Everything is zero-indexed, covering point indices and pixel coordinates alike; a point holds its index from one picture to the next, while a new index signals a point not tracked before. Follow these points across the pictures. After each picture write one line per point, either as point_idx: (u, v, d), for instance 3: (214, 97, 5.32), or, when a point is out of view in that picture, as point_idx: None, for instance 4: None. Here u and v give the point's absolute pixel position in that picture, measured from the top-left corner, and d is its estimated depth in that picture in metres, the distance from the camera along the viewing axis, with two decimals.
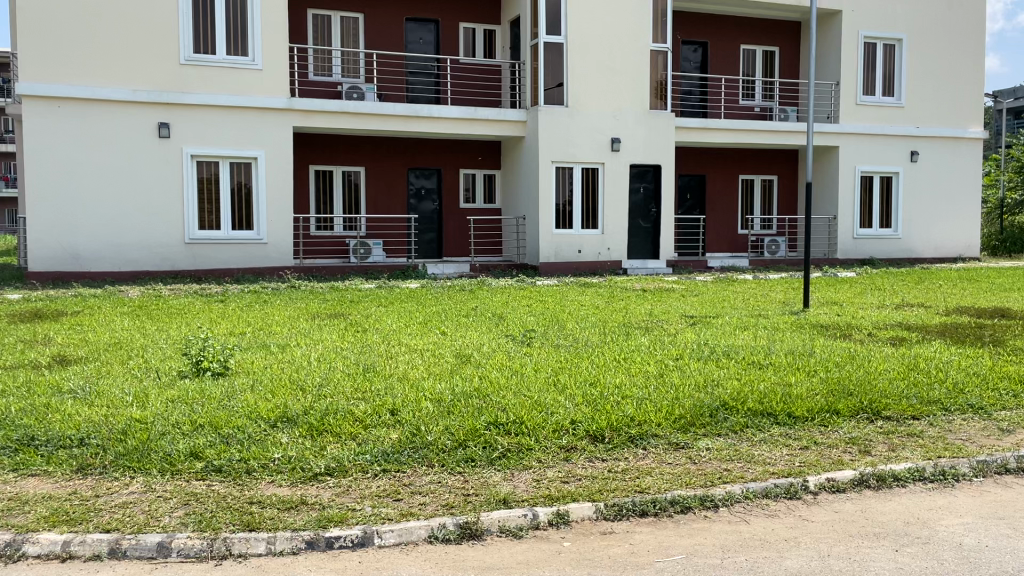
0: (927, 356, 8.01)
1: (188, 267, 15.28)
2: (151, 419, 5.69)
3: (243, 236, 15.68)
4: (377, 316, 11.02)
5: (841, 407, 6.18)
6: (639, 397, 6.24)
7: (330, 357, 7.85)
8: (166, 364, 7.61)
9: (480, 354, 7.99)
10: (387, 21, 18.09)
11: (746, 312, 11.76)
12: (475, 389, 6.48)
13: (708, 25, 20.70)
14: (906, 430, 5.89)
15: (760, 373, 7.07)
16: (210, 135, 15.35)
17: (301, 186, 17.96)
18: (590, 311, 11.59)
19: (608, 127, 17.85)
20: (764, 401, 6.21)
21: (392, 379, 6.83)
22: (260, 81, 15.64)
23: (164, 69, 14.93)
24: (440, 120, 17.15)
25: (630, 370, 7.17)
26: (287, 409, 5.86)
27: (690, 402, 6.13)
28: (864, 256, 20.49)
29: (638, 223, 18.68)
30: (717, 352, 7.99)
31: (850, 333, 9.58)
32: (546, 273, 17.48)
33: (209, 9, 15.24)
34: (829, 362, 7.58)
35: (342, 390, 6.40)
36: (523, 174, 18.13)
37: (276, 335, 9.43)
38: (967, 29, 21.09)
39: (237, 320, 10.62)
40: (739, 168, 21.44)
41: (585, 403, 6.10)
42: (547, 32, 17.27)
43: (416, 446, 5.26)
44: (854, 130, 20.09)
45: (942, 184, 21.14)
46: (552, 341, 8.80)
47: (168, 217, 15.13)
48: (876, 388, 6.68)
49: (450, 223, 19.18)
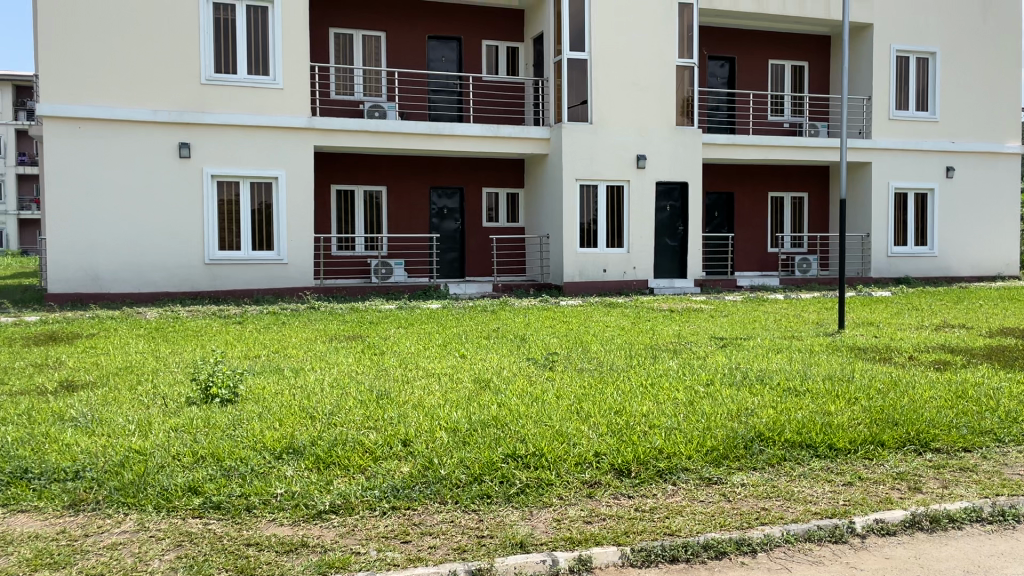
0: (976, 381, 7.55)
1: (207, 288, 15.11)
2: (151, 450, 5.40)
3: (263, 257, 15.50)
4: (396, 338, 10.73)
5: (887, 438, 5.75)
6: (669, 427, 5.86)
7: (345, 382, 7.53)
8: (175, 389, 7.35)
9: (500, 379, 7.63)
10: (409, 40, 17.94)
11: (778, 334, 11.32)
12: (492, 417, 6.12)
13: (735, 40, 20.35)
14: (959, 465, 5.44)
15: (796, 400, 6.66)
16: (231, 155, 15.23)
17: (322, 206, 17.80)
18: (616, 333, 11.22)
19: (633, 145, 17.53)
20: (802, 431, 5.79)
21: (406, 406, 6.49)
22: (281, 100, 15.51)
23: (185, 89, 14.86)
24: (462, 139, 16.91)
25: (658, 396, 6.77)
26: (294, 440, 5.55)
27: (723, 433, 5.73)
28: (900, 275, 19.90)
29: (665, 241, 18.25)
30: (750, 376, 7.59)
31: (890, 356, 9.12)
32: (570, 293, 17.11)
33: (230, 29, 15.19)
34: (870, 389, 7.14)
35: (354, 418, 6.07)
36: (547, 192, 17.83)
37: (291, 358, 9.16)
38: (1002, 42, 20.52)
39: (252, 343, 10.38)
40: (769, 185, 21.00)
41: (610, 433, 5.73)
42: (570, 48, 17.01)
43: (428, 481, 4.91)
44: (887, 146, 19.57)
45: (979, 200, 20.53)
46: (575, 365, 8.43)
47: (188, 238, 14.99)
48: (924, 417, 6.23)
49: (473, 243, 18.91)
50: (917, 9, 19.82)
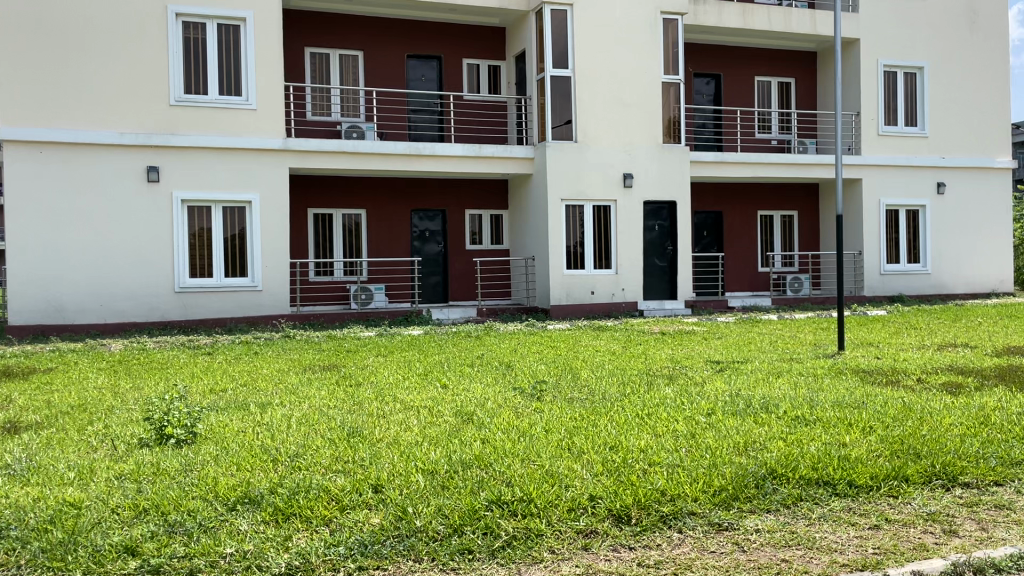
0: (995, 405, 6.99)
1: (178, 317, 14.46)
2: (87, 503, 4.78)
3: (237, 284, 14.86)
4: (374, 367, 10.10)
5: (911, 472, 5.19)
6: (672, 465, 5.29)
7: (315, 419, 6.90)
8: (127, 430, 6.71)
9: (483, 412, 7.02)
10: (387, 59, 17.46)
11: (776, 356, 10.79)
12: (475, 456, 5.51)
13: (721, 57, 20.03)
14: (993, 501, 4.89)
15: (807, 430, 6.09)
16: (202, 179, 14.64)
17: (299, 231, 17.20)
18: (606, 358, 10.66)
19: (620, 163, 17.09)
20: (818, 466, 5.23)
21: (380, 444, 5.88)
22: (254, 122, 14.96)
23: (153, 110, 14.30)
24: (443, 159, 16.40)
25: (656, 429, 6.19)
26: (250, 487, 4.93)
27: (730, 470, 5.16)
28: (893, 293, 19.47)
29: (654, 261, 17.75)
30: (754, 405, 7.01)
31: (898, 379, 8.59)
32: (557, 316, 16.55)
33: (199, 48, 14.66)
34: (883, 417, 6.57)
35: (320, 460, 5.46)
36: (531, 214, 17.33)
37: (259, 392, 8.53)
38: (989, 57, 20.32)
39: (220, 376, 9.76)
40: (757, 204, 20.62)
41: (607, 472, 5.15)
42: (553, 66, 16.60)
43: (401, 535, 4.30)
44: (876, 162, 19.24)
45: (970, 217, 20.19)
46: (564, 395, 7.83)
47: (157, 265, 14.35)
48: (948, 447, 5.67)
49: (456, 267, 18.35)
50: (903, 24, 19.61)
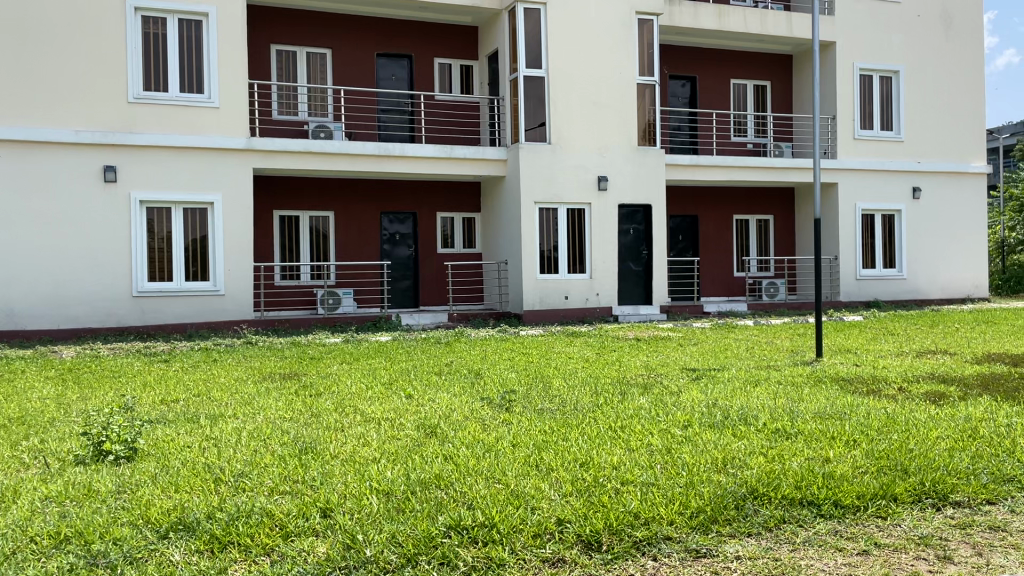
0: (982, 416, 6.71)
1: (136, 323, 13.92)
2: (3, 531, 4.32)
3: (198, 288, 14.35)
4: (337, 376, 9.66)
5: (899, 491, 4.87)
6: (646, 484, 4.93)
7: (267, 432, 6.47)
8: (63, 446, 6.23)
9: (448, 425, 6.63)
10: (356, 57, 17.04)
11: (753, 364, 10.50)
12: (436, 475, 5.11)
13: (696, 59, 19.82)
14: (987, 522, 4.58)
15: (789, 444, 5.77)
16: (162, 179, 14.11)
17: (265, 233, 16.70)
18: (579, 365, 10.31)
19: (594, 166, 16.79)
20: (801, 485, 4.89)
21: (334, 462, 5.47)
22: (217, 120, 14.47)
23: (111, 107, 13.77)
24: (414, 160, 16.00)
25: (630, 443, 5.83)
26: (186, 512, 4.50)
27: (708, 489, 4.80)
28: (869, 298, 19.32)
29: (628, 265, 17.45)
30: (732, 416, 6.68)
31: (880, 388, 8.31)
32: (529, 322, 16.19)
33: (160, 44, 14.16)
34: (867, 429, 6.26)
35: (266, 480, 5.05)
36: (504, 217, 16.96)
37: (212, 403, 8.08)
38: (964, 62, 20.29)
39: (174, 385, 9.26)
40: (733, 208, 20.41)
41: (576, 493, 4.78)
42: (527, 66, 16.27)
43: (349, 567, 3.90)
44: (852, 166, 19.10)
45: (945, 221, 20.12)
46: (535, 405, 7.45)
47: (114, 269, 13.80)
48: (936, 462, 5.36)
49: (427, 270, 17.94)
50: (878, 27, 19.51)
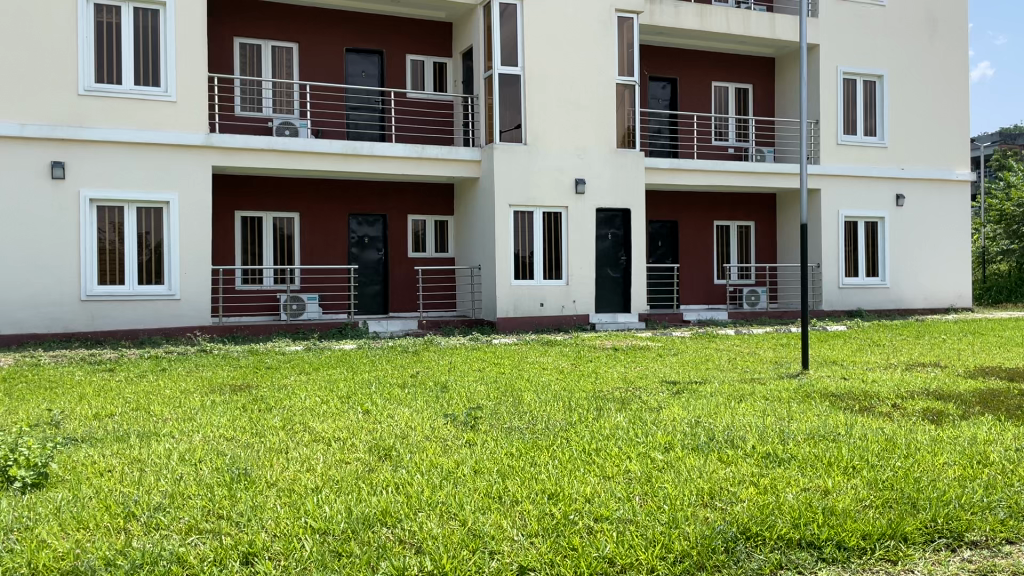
0: (988, 439, 6.16)
1: (84, 328, 13.12)
2: None
3: (151, 292, 13.59)
4: (292, 388, 8.95)
5: (910, 530, 4.28)
6: (624, 521, 4.31)
7: (199, 456, 5.78)
8: None
9: (404, 446, 5.98)
10: (324, 53, 16.37)
11: (736, 376, 9.94)
12: (384, 508, 4.45)
13: (677, 60, 19.33)
14: (1010, 567, 3.99)
15: (782, 471, 5.17)
16: (114, 177, 13.35)
17: (226, 234, 15.94)
18: (553, 378, 9.67)
19: (572, 168, 16.21)
20: (799, 523, 4.29)
21: (270, 492, 4.80)
22: (173, 115, 13.72)
23: (59, 100, 13.00)
24: (383, 160, 15.34)
25: (606, 470, 5.20)
26: (81, 559, 3.82)
27: (695, 529, 4.18)
28: (851, 307, 18.90)
29: (607, 272, 16.91)
30: (719, 438, 6.09)
31: (873, 405, 7.77)
32: (503, 329, 15.57)
33: (113, 33, 13.41)
34: (867, 453, 5.67)
35: (187, 516, 4.37)
36: (478, 220, 16.33)
37: (149, 419, 7.36)
38: (948, 67, 19.98)
39: (113, 397, 8.53)
40: (713, 213, 19.93)
41: (543, 534, 4.14)
42: (502, 63, 15.66)
43: None
44: (835, 172, 18.67)
45: (928, 229, 19.75)
46: (502, 424, 6.79)
47: (62, 270, 13.02)
48: (946, 495, 4.78)
49: (397, 276, 17.26)
50: (863, 30, 19.12)
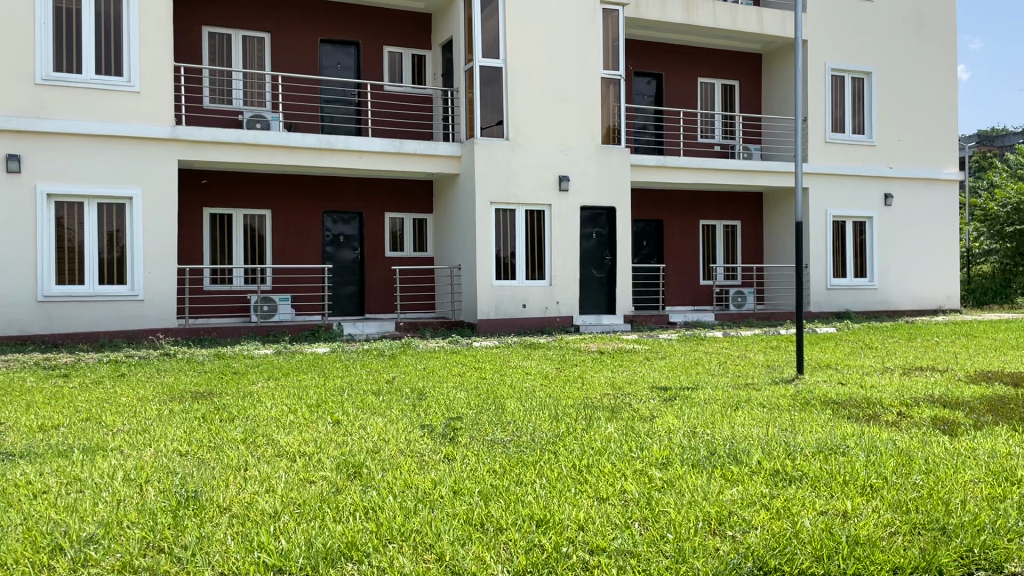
0: (1008, 451, 5.71)
1: (41, 331, 12.44)
2: None
3: (113, 292, 12.93)
4: (258, 395, 8.34)
5: (946, 561, 3.77)
6: (623, 554, 3.78)
7: (147, 475, 5.18)
8: None
9: (377, 463, 5.43)
10: (298, 44, 15.77)
11: (729, 382, 9.46)
12: (351, 539, 3.89)
13: (662, 56, 18.90)
14: None
15: (795, 492, 4.66)
16: (74, 170, 12.67)
17: (194, 232, 15.27)
18: (537, 384, 9.13)
19: (556, 164, 15.71)
20: (820, 555, 3.78)
21: (226, 519, 4.24)
22: (137, 106, 13.07)
23: (15, 89, 12.30)
24: (359, 155, 14.75)
25: (600, 492, 4.67)
26: None
27: (706, 564, 3.66)
28: (839, 308, 18.55)
29: (591, 272, 16.40)
30: (721, 452, 5.58)
31: (879, 413, 7.30)
32: (484, 331, 15.02)
33: (73, 19, 12.73)
34: (883, 469, 5.19)
35: (123, 552, 3.79)
36: (458, 218, 15.78)
37: (99, 430, 6.74)
38: (936, 65, 19.68)
39: (63, 406, 7.88)
40: (698, 212, 19.50)
41: (531, 571, 3.61)
42: (483, 56, 15.14)
43: None
44: (823, 170, 18.30)
45: (917, 229, 19.44)
46: (484, 436, 6.25)
47: (17, 270, 12.32)
48: (979, 518, 4.28)
49: (374, 275, 16.66)
50: (851, 26, 18.78)
